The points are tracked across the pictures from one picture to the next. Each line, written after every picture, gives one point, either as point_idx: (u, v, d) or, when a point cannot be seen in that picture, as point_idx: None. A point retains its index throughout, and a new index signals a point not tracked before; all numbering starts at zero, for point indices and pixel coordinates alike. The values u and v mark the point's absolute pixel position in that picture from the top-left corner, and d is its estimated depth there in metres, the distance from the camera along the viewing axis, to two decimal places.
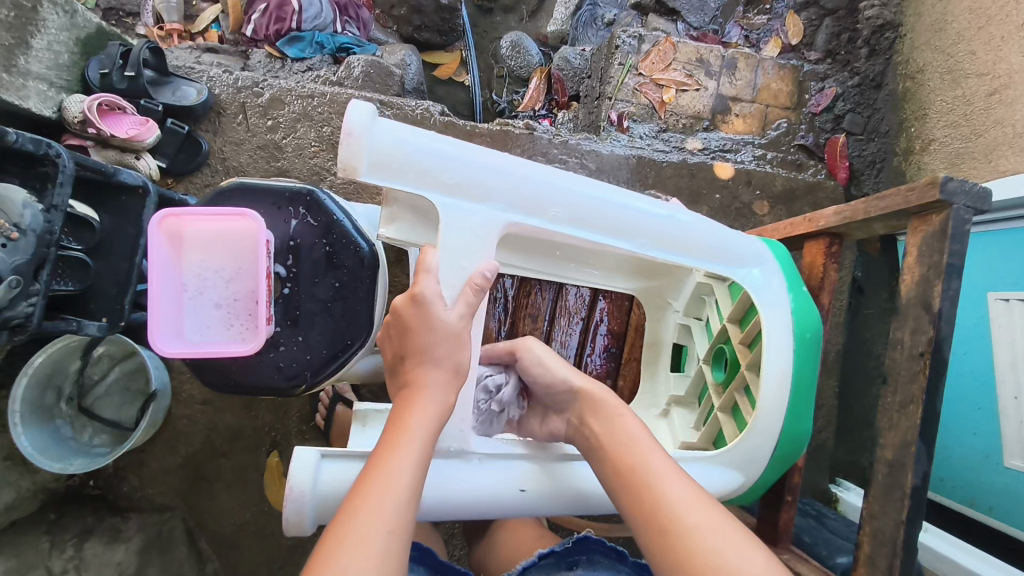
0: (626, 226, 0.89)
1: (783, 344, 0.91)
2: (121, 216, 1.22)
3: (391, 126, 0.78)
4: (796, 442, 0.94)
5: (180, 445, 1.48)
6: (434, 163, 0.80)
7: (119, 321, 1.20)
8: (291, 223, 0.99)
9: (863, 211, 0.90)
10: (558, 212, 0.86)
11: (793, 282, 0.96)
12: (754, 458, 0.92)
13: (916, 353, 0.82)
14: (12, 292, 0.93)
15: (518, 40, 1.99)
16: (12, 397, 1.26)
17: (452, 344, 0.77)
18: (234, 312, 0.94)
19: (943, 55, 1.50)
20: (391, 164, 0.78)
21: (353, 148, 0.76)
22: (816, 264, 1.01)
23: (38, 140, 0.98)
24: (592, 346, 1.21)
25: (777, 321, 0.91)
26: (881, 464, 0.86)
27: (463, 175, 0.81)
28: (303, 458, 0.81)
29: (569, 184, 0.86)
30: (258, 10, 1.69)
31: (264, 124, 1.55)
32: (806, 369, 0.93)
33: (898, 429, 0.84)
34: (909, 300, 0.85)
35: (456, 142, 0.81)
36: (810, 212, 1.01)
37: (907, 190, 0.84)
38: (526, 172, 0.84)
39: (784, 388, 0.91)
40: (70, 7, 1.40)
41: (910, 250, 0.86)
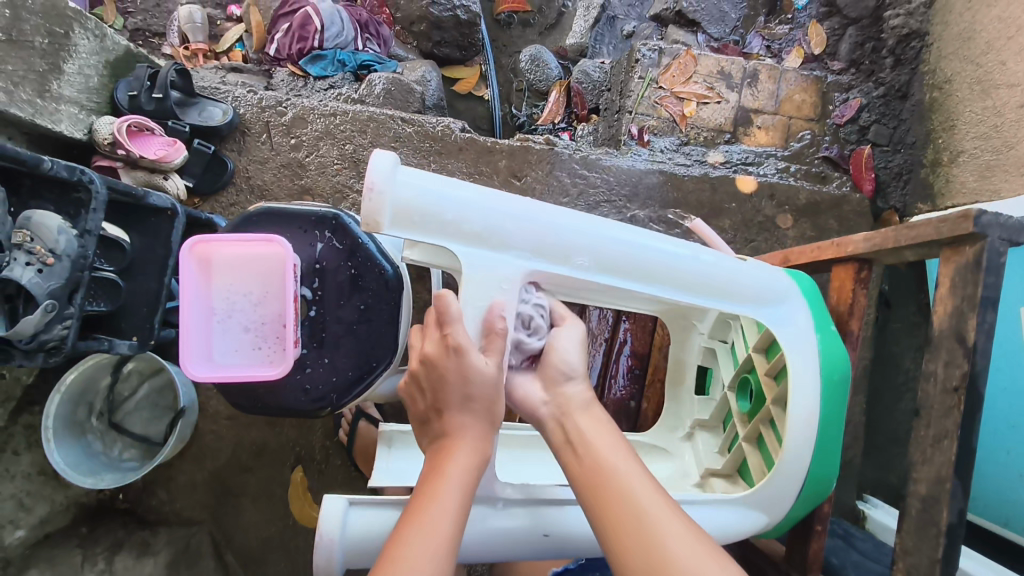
0: (651, 271, 0.87)
1: (811, 371, 0.90)
2: (151, 237, 1.25)
3: (411, 175, 0.77)
4: (822, 480, 0.93)
5: (205, 460, 1.50)
6: (454, 212, 0.79)
7: (149, 339, 1.22)
8: (317, 246, 1.00)
9: (893, 240, 0.89)
10: (584, 260, 0.85)
11: (819, 314, 0.96)
12: (779, 496, 0.91)
13: (950, 387, 0.81)
14: (48, 316, 0.96)
15: (537, 54, 2.00)
16: (45, 413, 1.30)
17: (487, 394, 0.77)
18: (263, 335, 0.94)
19: (971, 65, 1.48)
20: (412, 217, 0.78)
21: (375, 202, 0.76)
22: (845, 288, 0.99)
23: (72, 167, 1.00)
24: (616, 367, 1.22)
25: (802, 349, 0.91)
26: (913, 499, 0.84)
27: (486, 223, 0.80)
28: (331, 507, 0.82)
29: (593, 230, 0.84)
30: (281, 30, 1.72)
31: (288, 142, 1.57)
32: (834, 396, 0.92)
33: (932, 463, 0.82)
34: (942, 331, 0.83)
35: (476, 187, 0.80)
36: (839, 237, 0.99)
37: (938, 221, 0.82)
38: (549, 217, 0.83)
39: (814, 416, 0.89)
40: (100, 31, 1.43)
41: (942, 281, 0.84)
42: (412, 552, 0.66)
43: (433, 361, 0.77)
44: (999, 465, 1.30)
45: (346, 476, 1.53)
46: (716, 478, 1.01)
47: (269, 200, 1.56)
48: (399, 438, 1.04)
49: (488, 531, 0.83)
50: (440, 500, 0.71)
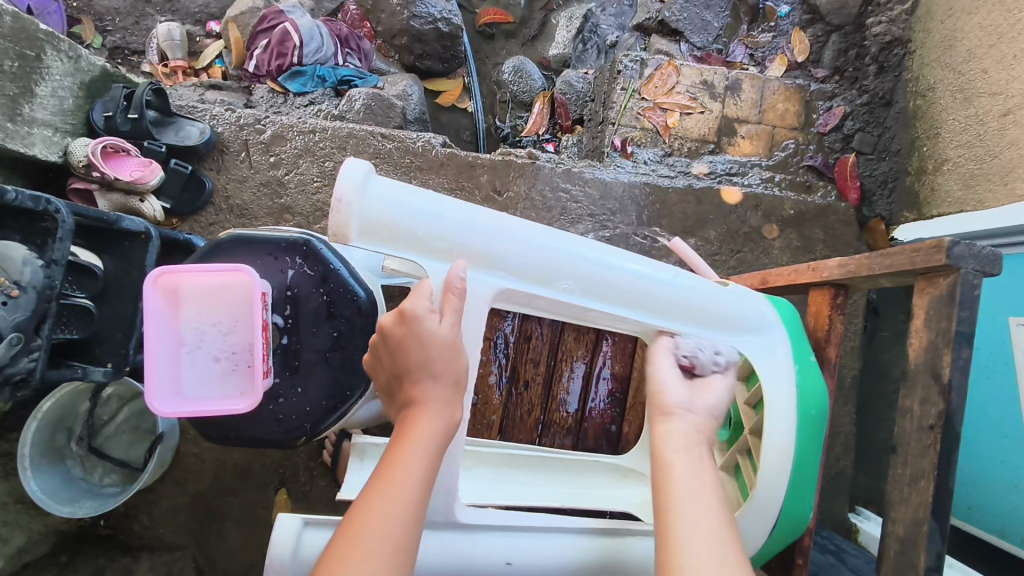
0: (632, 294, 0.82)
1: (788, 409, 0.84)
2: (124, 261, 1.23)
3: (384, 186, 0.73)
4: (796, 516, 0.86)
5: (188, 484, 1.48)
6: (425, 226, 0.74)
7: (124, 365, 1.20)
8: (288, 272, 0.98)
9: (868, 267, 0.86)
10: (567, 283, 0.79)
11: (798, 340, 0.90)
12: (750, 532, 0.85)
13: (926, 426, 0.79)
14: (13, 349, 0.94)
15: (520, 65, 1.98)
16: (21, 441, 1.28)
17: (448, 356, 0.72)
18: (234, 365, 0.92)
19: (953, 73, 1.47)
20: (381, 228, 0.73)
21: (342, 214, 0.70)
22: (821, 315, 0.96)
23: (37, 197, 0.99)
24: (596, 390, 1.20)
25: (782, 387, 0.85)
26: (892, 539, 0.83)
27: (457, 238, 0.75)
28: (284, 527, 0.79)
29: (576, 250, 0.80)
30: (260, 46, 1.70)
31: (267, 160, 1.55)
32: (813, 439, 0.86)
33: (909, 503, 0.80)
34: (917, 367, 0.82)
35: (450, 201, 0.75)
36: (813, 261, 0.96)
37: (911, 251, 0.80)
38: (526, 234, 0.78)
39: (788, 459, 0.83)
40: (74, 52, 1.41)
41: (918, 312, 0.83)
42: (371, 516, 0.63)
43: (388, 334, 0.73)
44: (989, 481, 1.28)
45: (330, 498, 1.51)
46: None
47: (249, 219, 1.54)
48: (374, 449, 1.02)
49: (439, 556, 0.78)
50: (410, 458, 0.67)
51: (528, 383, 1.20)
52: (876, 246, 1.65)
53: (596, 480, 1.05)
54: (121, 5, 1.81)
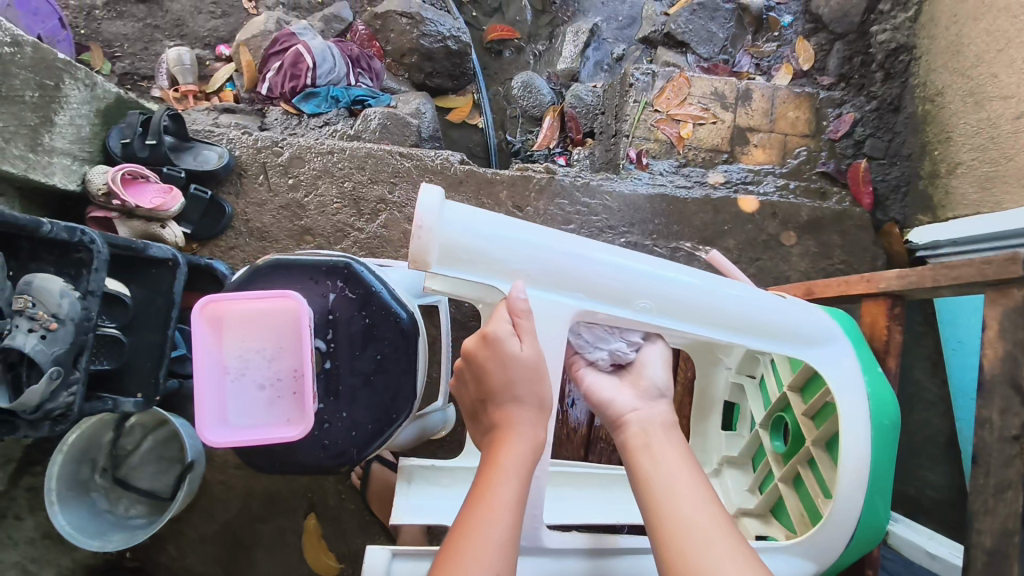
0: (706, 312, 0.80)
1: (859, 417, 0.83)
2: (150, 289, 1.22)
3: (460, 213, 0.73)
4: (875, 526, 0.85)
5: (216, 511, 1.46)
6: (504, 251, 0.74)
7: (154, 396, 1.20)
8: (329, 296, 0.97)
9: (930, 279, 0.87)
10: (646, 303, 0.79)
11: (863, 350, 0.89)
12: (829, 545, 0.84)
13: (1009, 436, 0.80)
14: (54, 383, 0.93)
15: (529, 80, 1.99)
16: (48, 475, 1.28)
17: (532, 379, 0.73)
18: (279, 391, 0.92)
19: (962, 78, 1.50)
20: (459, 253, 0.73)
21: (422, 241, 0.71)
22: (878, 326, 0.97)
23: (72, 227, 0.97)
24: None
25: (850, 396, 0.84)
26: (977, 548, 0.83)
27: (535, 261, 0.75)
28: (374, 558, 0.79)
29: (651, 271, 0.79)
30: (272, 69, 1.70)
31: (286, 183, 1.54)
32: (886, 448, 0.84)
33: (996, 515, 0.81)
34: (994, 379, 0.82)
35: (526, 224, 0.75)
36: (868, 272, 0.98)
37: (981, 263, 0.82)
38: (600, 256, 0.77)
39: (862, 468, 0.82)
40: (90, 80, 1.39)
41: (988, 322, 0.84)
42: (473, 541, 0.63)
43: (474, 357, 0.75)
44: None
45: (360, 521, 1.49)
46: (748, 517, 0.98)
47: (270, 242, 1.53)
48: (420, 472, 1.02)
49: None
50: (500, 486, 0.67)
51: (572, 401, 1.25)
52: (892, 250, 1.67)
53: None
54: (129, 30, 1.81)
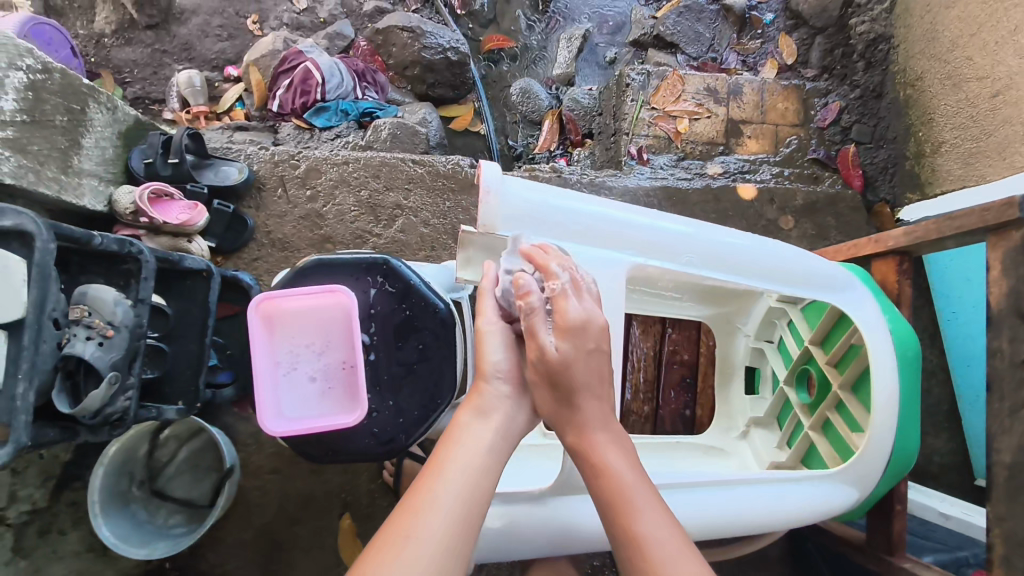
0: (739, 263, 0.92)
1: (889, 360, 0.90)
2: (187, 300, 1.26)
3: (521, 185, 0.85)
4: (906, 456, 0.93)
5: (252, 517, 1.50)
6: (559, 215, 0.86)
7: (195, 402, 1.24)
8: (370, 292, 1.02)
9: (936, 232, 0.95)
10: (687, 258, 0.91)
11: (882, 300, 0.97)
12: (868, 473, 0.92)
13: (1019, 362, 0.86)
14: (112, 388, 0.97)
15: (527, 87, 2.07)
16: (90, 488, 1.29)
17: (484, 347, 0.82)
18: (329, 384, 0.98)
19: (939, 62, 1.59)
20: (521, 220, 0.85)
21: (491, 208, 0.83)
22: (889, 281, 1.05)
23: (121, 240, 1.01)
24: (667, 381, 1.25)
25: (878, 340, 0.91)
26: (1000, 468, 0.89)
27: (586, 224, 0.88)
28: None
29: (686, 231, 0.91)
30: (282, 86, 1.76)
31: (304, 194, 1.60)
32: (912, 385, 0.93)
33: (1014, 433, 0.87)
34: (1003, 311, 0.89)
35: (574, 194, 0.88)
36: (875, 234, 1.05)
37: (981, 210, 0.89)
38: (642, 218, 0.90)
39: (893, 403, 0.90)
40: (112, 103, 1.44)
41: (993, 265, 0.91)
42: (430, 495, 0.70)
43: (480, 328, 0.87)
44: None
45: None
46: (781, 469, 1.04)
47: (292, 251, 1.58)
48: None
49: (502, 525, 0.90)
50: (442, 489, 0.71)
51: None
52: (885, 229, 1.75)
53: (687, 455, 1.09)
54: (138, 56, 1.86)
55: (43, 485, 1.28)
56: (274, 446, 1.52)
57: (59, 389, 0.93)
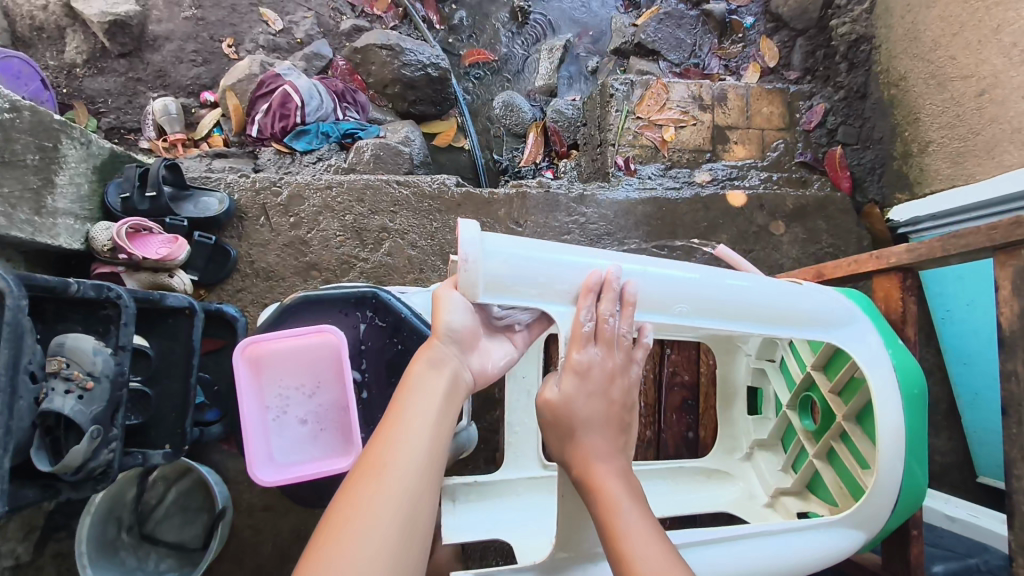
0: (742, 306, 0.85)
1: (892, 392, 0.87)
2: (170, 340, 1.22)
3: (499, 243, 0.75)
4: (917, 491, 0.89)
5: (246, 557, 1.46)
6: (545, 273, 0.77)
7: (182, 445, 1.20)
8: (360, 327, 1.00)
9: (940, 250, 0.90)
10: (684, 307, 0.83)
11: (884, 328, 0.93)
12: (876, 513, 0.88)
13: None
14: (94, 443, 0.93)
15: (510, 100, 2.04)
16: (77, 538, 1.26)
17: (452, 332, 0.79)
18: (321, 426, 0.94)
19: (923, 62, 1.59)
20: (504, 282, 0.76)
21: (469, 274, 0.74)
22: (892, 298, 1.01)
23: (99, 285, 0.97)
24: (669, 403, 1.21)
25: (880, 371, 0.88)
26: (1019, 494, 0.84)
27: (574, 280, 0.79)
28: None
29: (680, 274, 0.84)
30: (261, 110, 1.72)
31: (287, 222, 1.56)
32: (919, 416, 0.89)
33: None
34: (1015, 332, 0.82)
35: (557, 247, 0.79)
36: (877, 250, 1.00)
37: (987, 229, 0.83)
38: (630, 264, 0.82)
39: (898, 438, 0.86)
40: (85, 137, 1.40)
41: (1002, 283, 0.84)
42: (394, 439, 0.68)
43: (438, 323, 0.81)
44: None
45: None
46: (786, 496, 1.03)
47: (277, 281, 1.54)
48: (462, 490, 1.09)
49: None
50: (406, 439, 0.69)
51: None
52: (874, 231, 1.74)
53: (687, 485, 1.08)
54: (112, 86, 1.82)
55: (26, 538, 1.26)
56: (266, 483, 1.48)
57: (38, 445, 0.90)
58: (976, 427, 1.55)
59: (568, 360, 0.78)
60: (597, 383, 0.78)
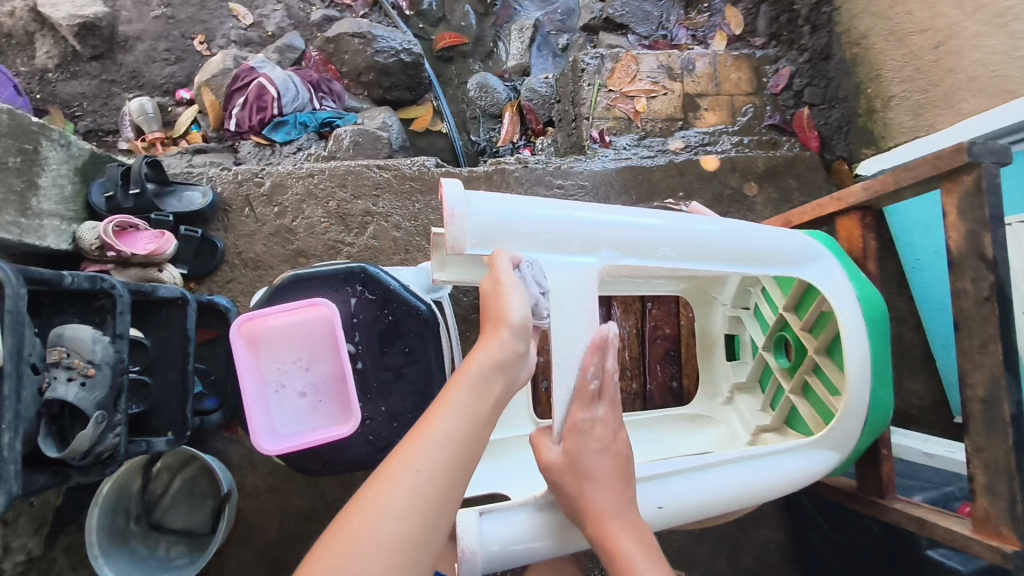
0: (714, 249, 0.90)
1: (856, 323, 0.92)
2: (165, 330, 1.25)
3: (483, 199, 0.80)
4: (882, 412, 0.95)
5: (254, 538, 1.50)
6: (531, 226, 0.82)
7: (185, 431, 1.23)
8: (351, 301, 1.03)
9: (893, 183, 0.95)
10: (666, 251, 0.88)
11: (850, 265, 0.98)
12: (846, 436, 0.94)
13: (983, 298, 0.85)
14: (100, 426, 0.96)
15: (483, 81, 2.07)
16: (88, 528, 1.29)
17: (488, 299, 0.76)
18: (321, 396, 0.98)
19: (881, 20, 1.64)
20: (492, 238, 0.81)
21: (459, 230, 0.78)
22: (853, 237, 1.06)
23: (93, 277, 1.00)
24: (652, 353, 1.27)
25: (846, 304, 0.93)
26: (975, 402, 0.88)
27: (560, 230, 0.83)
28: (466, 518, 0.81)
29: (659, 223, 0.89)
30: (237, 104, 1.74)
31: (272, 211, 1.59)
32: (883, 341, 0.95)
33: (983, 368, 0.86)
34: (963, 253, 0.88)
35: (540, 200, 0.84)
36: (837, 191, 1.06)
37: (935, 159, 0.88)
38: (612, 215, 0.87)
39: (865, 366, 0.92)
40: (65, 139, 1.42)
41: (949, 211, 0.90)
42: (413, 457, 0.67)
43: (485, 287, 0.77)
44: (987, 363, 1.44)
45: None
46: (765, 433, 1.07)
47: (265, 270, 1.57)
48: None
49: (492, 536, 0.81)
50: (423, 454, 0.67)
51: None
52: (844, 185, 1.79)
53: (673, 429, 1.14)
54: (86, 89, 1.82)
55: (36, 534, 1.29)
56: (269, 465, 1.52)
57: (45, 434, 0.92)
58: (948, 368, 1.62)
59: (578, 385, 0.80)
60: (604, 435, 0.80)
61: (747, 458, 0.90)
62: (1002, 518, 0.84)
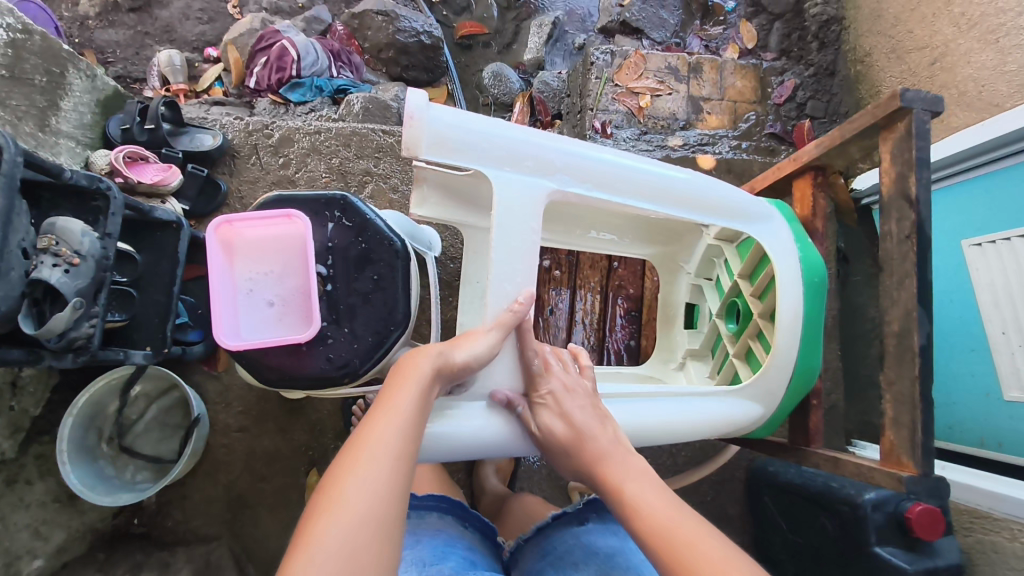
0: (665, 194, 1.00)
1: (793, 283, 1.05)
2: (157, 252, 1.31)
3: (445, 110, 0.88)
4: (809, 372, 1.08)
5: (219, 473, 1.55)
6: (485, 142, 0.89)
7: (162, 348, 1.28)
8: (328, 226, 1.06)
9: (839, 136, 1.13)
10: (620, 186, 0.97)
11: (796, 231, 1.10)
12: (770, 391, 1.07)
13: (904, 235, 1.04)
14: (77, 313, 1.01)
15: (499, 71, 2.13)
16: (60, 436, 1.32)
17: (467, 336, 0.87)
18: (287, 307, 1.05)
19: (885, 38, 1.69)
20: (447, 145, 0.88)
21: (415, 130, 0.86)
22: (807, 195, 1.24)
23: (91, 176, 1.06)
24: (616, 312, 1.46)
25: (787, 262, 1.05)
26: (891, 335, 1.07)
27: (514, 147, 0.91)
28: None
29: (613, 161, 0.97)
30: (259, 63, 1.82)
31: (277, 161, 1.65)
32: (818, 301, 1.07)
33: (899, 303, 1.05)
34: (891, 196, 1.07)
35: (500, 121, 0.91)
36: (794, 153, 1.25)
37: (873, 108, 1.06)
38: (571, 148, 0.95)
39: (797, 323, 1.04)
40: (90, 71, 1.52)
41: (885, 155, 1.08)
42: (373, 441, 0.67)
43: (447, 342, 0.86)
44: (963, 394, 1.37)
45: None
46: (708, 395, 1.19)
47: None
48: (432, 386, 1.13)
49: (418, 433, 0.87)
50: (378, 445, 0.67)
51: (552, 309, 1.43)
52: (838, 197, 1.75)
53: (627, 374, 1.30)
54: (122, 38, 1.94)
55: (11, 437, 1.30)
56: (244, 404, 1.58)
57: (26, 313, 0.97)
58: None
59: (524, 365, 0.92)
60: (579, 398, 0.90)
61: (684, 396, 1.02)
62: (904, 449, 1.05)
